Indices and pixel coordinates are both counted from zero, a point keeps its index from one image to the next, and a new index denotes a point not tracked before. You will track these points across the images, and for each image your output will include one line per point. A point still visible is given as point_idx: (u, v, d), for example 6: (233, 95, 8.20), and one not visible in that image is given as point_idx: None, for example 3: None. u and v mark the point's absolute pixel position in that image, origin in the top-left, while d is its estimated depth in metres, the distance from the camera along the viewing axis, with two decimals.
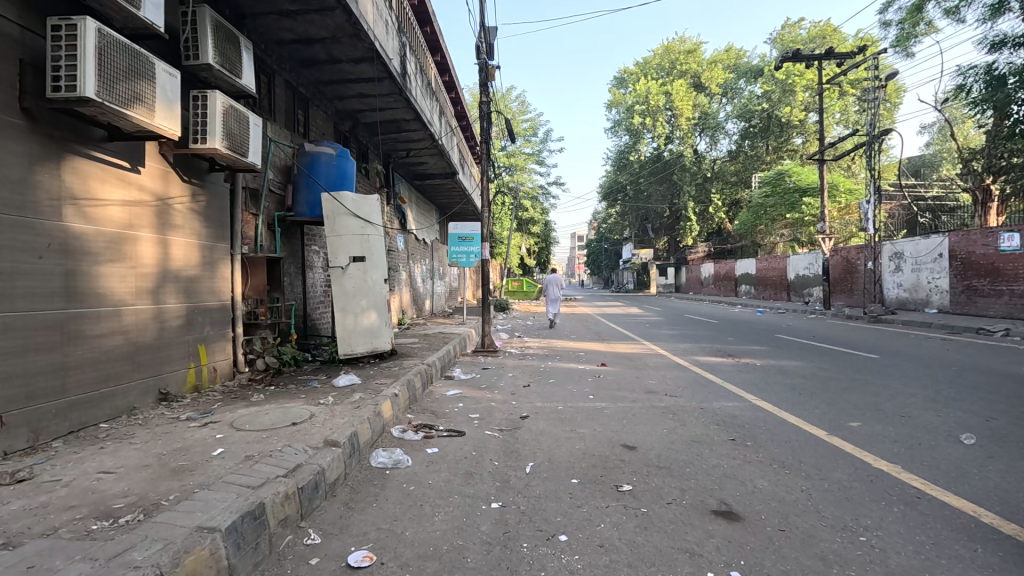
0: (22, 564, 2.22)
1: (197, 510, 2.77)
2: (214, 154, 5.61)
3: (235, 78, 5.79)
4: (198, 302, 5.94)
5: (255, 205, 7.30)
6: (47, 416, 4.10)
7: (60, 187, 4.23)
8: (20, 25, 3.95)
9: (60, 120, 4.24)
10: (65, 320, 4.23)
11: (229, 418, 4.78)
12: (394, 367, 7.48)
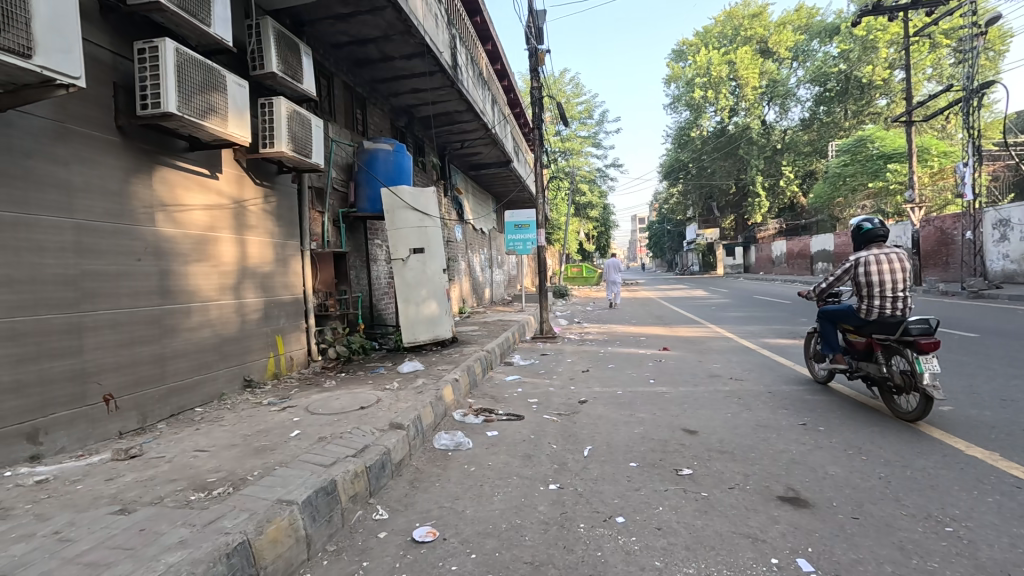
0: (135, 528, 2.53)
1: (277, 485, 3.04)
2: (281, 157, 5.99)
3: (297, 84, 6.13)
4: (274, 296, 6.41)
5: (321, 203, 7.72)
6: (152, 400, 4.62)
7: (151, 195, 4.70)
8: (112, 51, 4.38)
9: (149, 135, 4.70)
10: (162, 315, 4.73)
11: (305, 402, 5.15)
12: (455, 354, 7.71)
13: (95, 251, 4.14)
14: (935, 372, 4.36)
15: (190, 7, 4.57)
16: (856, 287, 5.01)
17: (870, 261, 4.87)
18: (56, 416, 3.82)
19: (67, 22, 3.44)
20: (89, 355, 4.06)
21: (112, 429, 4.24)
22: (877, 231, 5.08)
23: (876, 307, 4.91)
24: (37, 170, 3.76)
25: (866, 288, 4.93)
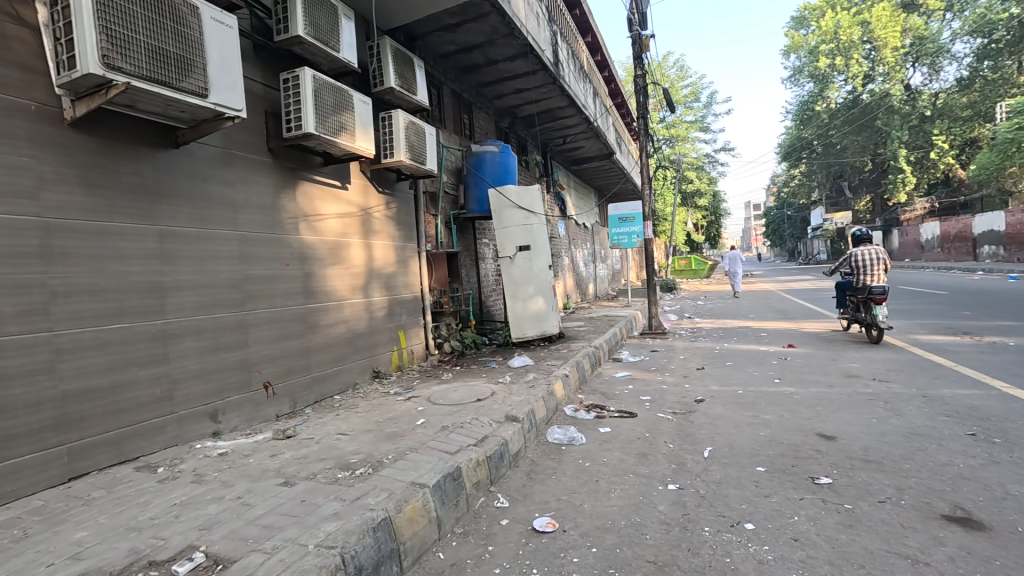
0: (298, 498, 2.92)
1: (410, 468, 3.31)
2: (399, 166, 6.46)
3: (412, 96, 6.57)
4: (396, 294, 6.94)
5: (434, 207, 8.20)
6: (300, 388, 5.26)
7: (295, 207, 5.33)
8: (263, 83, 5.04)
9: (293, 154, 5.34)
10: (306, 313, 5.36)
11: (427, 393, 5.53)
12: (563, 349, 7.77)
13: (254, 257, 4.80)
14: (885, 314, 7.88)
15: (323, 36, 5.11)
16: (853, 268, 8.33)
17: (861, 252, 8.23)
18: (229, 399, 4.50)
19: (230, 63, 4.01)
20: (252, 347, 4.73)
21: (271, 412, 4.89)
22: (867, 235, 8.51)
23: (862, 279, 8.24)
24: (210, 191, 4.44)
25: (858, 269, 8.24)
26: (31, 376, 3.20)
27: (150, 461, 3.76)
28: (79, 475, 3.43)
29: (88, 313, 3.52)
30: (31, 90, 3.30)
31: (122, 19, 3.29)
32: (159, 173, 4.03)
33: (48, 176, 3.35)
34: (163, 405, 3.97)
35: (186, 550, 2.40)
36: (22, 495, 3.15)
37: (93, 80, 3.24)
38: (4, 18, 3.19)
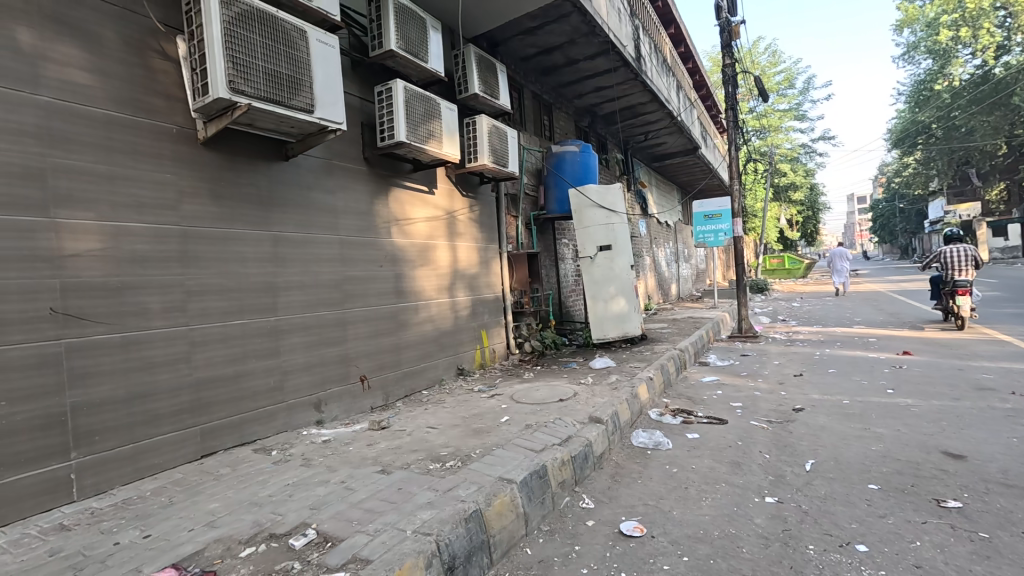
0: (395, 486, 3.09)
1: (497, 463, 3.41)
2: (482, 169, 6.63)
3: (495, 100, 6.72)
4: (479, 294, 7.13)
5: (515, 208, 8.33)
6: (392, 382, 5.57)
7: (387, 212, 5.65)
8: (360, 97, 5.40)
9: (386, 162, 5.67)
10: (397, 312, 5.67)
11: (510, 391, 5.63)
12: (645, 351, 7.57)
13: (352, 259, 5.17)
14: (968, 304, 9.02)
15: (413, 49, 5.38)
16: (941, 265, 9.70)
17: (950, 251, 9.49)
18: (330, 390, 4.87)
19: (333, 80, 4.35)
20: (350, 343, 5.09)
21: (366, 404, 5.23)
22: (959, 235, 9.55)
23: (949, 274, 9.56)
24: (314, 198, 4.83)
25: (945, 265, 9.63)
26: (172, 365, 3.68)
27: (265, 444, 4.17)
28: (208, 453, 3.88)
29: (216, 310, 3.97)
30: (172, 115, 3.78)
31: (244, 47, 3.68)
32: (272, 184, 4.45)
33: (185, 189, 3.82)
34: (276, 393, 4.38)
35: (300, 526, 2.64)
36: (165, 467, 3.61)
37: (222, 103, 3.65)
38: (152, 53, 3.69)
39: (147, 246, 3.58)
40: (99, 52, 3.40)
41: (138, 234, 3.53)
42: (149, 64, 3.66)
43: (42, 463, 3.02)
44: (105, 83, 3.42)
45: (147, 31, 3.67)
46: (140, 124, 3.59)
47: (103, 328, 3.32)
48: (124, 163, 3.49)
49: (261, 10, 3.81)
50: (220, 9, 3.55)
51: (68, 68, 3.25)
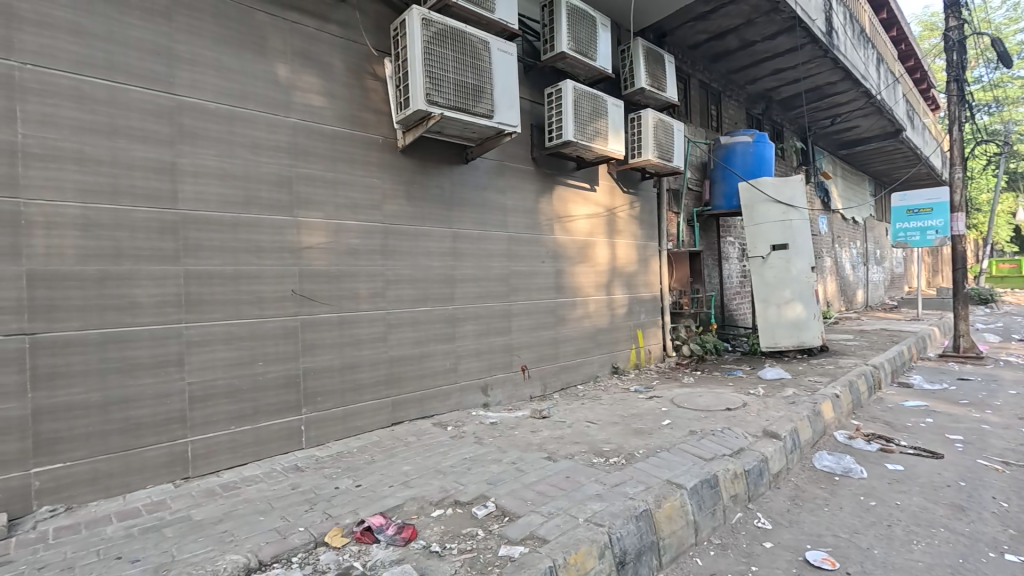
0: (563, 474, 3.21)
1: (664, 466, 3.33)
2: (645, 165, 6.48)
3: (661, 93, 6.50)
4: (636, 293, 6.99)
5: (677, 204, 7.98)
6: (550, 374, 5.77)
7: (551, 210, 5.84)
8: (531, 100, 5.64)
9: (551, 162, 5.85)
10: (556, 307, 5.84)
11: (669, 395, 5.44)
12: (827, 365, 6.68)
13: (519, 255, 5.46)
14: None
15: (583, 49, 5.46)
16: None
17: None
18: (496, 376, 5.22)
19: (510, 86, 4.63)
20: (514, 334, 5.40)
21: (527, 392, 5.50)
22: None
23: None
24: (488, 198, 5.20)
25: None
26: (373, 342, 4.28)
27: (442, 419, 4.63)
28: (398, 422, 4.44)
29: (407, 297, 4.52)
30: (380, 127, 4.38)
31: (438, 63, 4.11)
32: (454, 185, 4.90)
33: (387, 192, 4.41)
34: (451, 374, 4.84)
35: (481, 498, 2.89)
36: (366, 429, 4.23)
37: (419, 115, 4.12)
38: (367, 76, 4.32)
39: (358, 241, 4.21)
40: (330, 78, 4.09)
41: (352, 230, 4.18)
42: (364, 85, 4.29)
43: (282, 414, 3.76)
44: (333, 104, 4.10)
45: (364, 56, 4.30)
46: (356, 137, 4.23)
47: (326, 307, 4.00)
48: (344, 170, 4.15)
49: (453, 28, 4.22)
50: (421, 31, 4.03)
51: (309, 94, 3.96)
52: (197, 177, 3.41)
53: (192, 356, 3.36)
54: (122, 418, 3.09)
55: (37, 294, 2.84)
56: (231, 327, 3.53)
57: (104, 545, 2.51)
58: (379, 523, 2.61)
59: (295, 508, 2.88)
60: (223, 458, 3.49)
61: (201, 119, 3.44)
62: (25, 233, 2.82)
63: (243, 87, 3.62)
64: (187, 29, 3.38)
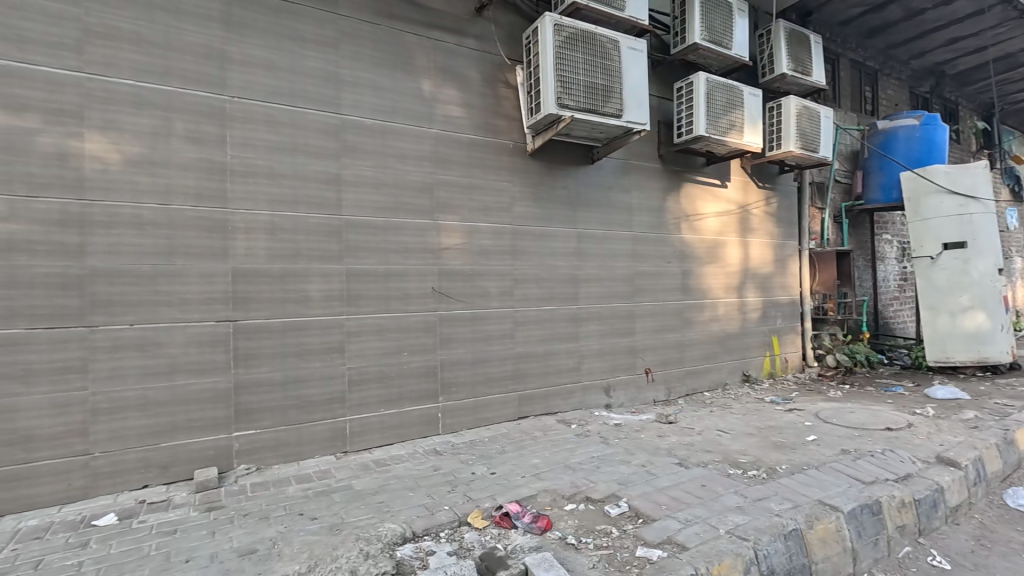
0: (698, 481, 3.10)
1: (814, 485, 3.06)
2: (785, 158, 5.97)
3: (806, 78, 5.95)
4: (772, 296, 6.47)
5: (821, 199, 7.24)
6: (676, 378, 5.56)
7: (678, 208, 5.63)
8: (658, 96, 5.50)
9: (680, 158, 5.64)
10: (683, 309, 5.62)
11: (813, 408, 4.95)
12: (1020, 387, 5.60)
13: (644, 256, 5.34)
14: None
15: (717, 38, 5.19)
16: None
17: None
18: (619, 377, 5.17)
19: (641, 83, 4.56)
20: (638, 335, 5.30)
21: (650, 396, 5.37)
22: None
23: None
24: (613, 197, 5.16)
25: None
26: (502, 338, 4.49)
27: (566, 416, 4.70)
28: (523, 416, 4.60)
29: (533, 296, 4.66)
30: (511, 133, 4.57)
31: (569, 67, 4.18)
32: (580, 186, 4.95)
33: (516, 194, 4.59)
34: (574, 373, 4.89)
35: (613, 497, 2.90)
36: (494, 421, 4.45)
37: (550, 118, 4.24)
38: (500, 84, 4.53)
39: (490, 242, 4.43)
40: (467, 89, 4.36)
41: (485, 232, 4.41)
42: (497, 93, 4.51)
43: (423, 401, 4.10)
44: (469, 113, 4.37)
45: (497, 66, 4.52)
46: (489, 143, 4.46)
47: (461, 304, 4.28)
48: (478, 175, 4.40)
49: (584, 31, 4.28)
50: (553, 37, 4.14)
51: (449, 105, 4.26)
52: (357, 186, 3.85)
53: (351, 344, 3.81)
54: (297, 395, 3.60)
55: (238, 288, 3.42)
56: (382, 320, 3.94)
57: (289, 502, 2.96)
58: (516, 510, 2.74)
59: (438, 488, 3.13)
60: (373, 437, 3.89)
61: (361, 134, 3.87)
62: (231, 238, 3.40)
63: (394, 103, 4.01)
64: (350, 56, 3.84)
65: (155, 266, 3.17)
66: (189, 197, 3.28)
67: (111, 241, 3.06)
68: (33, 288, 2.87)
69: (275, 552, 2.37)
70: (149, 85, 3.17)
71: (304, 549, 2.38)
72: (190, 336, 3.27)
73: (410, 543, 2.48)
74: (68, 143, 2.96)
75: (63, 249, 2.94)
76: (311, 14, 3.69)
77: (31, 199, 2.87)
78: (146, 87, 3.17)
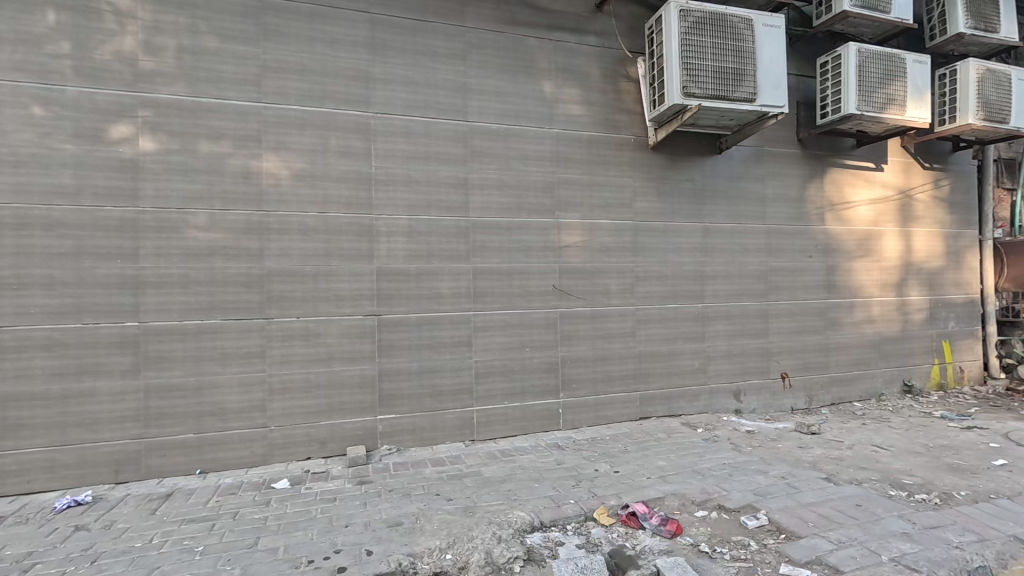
0: (852, 500, 2.79)
1: (1005, 517, 2.59)
2: (961, 132, 5.09)
3: (991, 36, 5.01)
4: (942, 295, 5.56)
5: (1010, 178, 6.05)
6: (818, 385, 5.03)
7: (822, 197, 5.08)
8: (798, 75, 5.01)
9: (823, 141, 5.09)
10: (827, 309, 5.06)
11: (1000, 428, 4.18)
12: None
13: (780, 250, 4.91)
14: None
15: (872, 2, 4.59)
16: None
17: None
18: (751, 382, 4.81)
19: (778, 63, 4.20)
20: (773, 337, 4.88)
21: (787, 403, 4.92)
22: None
23: None
24: (744, 188, 4.81)
25: None
26: (623, 336, 4.42)
27: (691, 420, 4.50)
28: (645, 417, 4.49)
29: (656, 294, 4.52)
30: (632, 127, 4.48)
31: (697, 53, 3.98)
32: (706, 177, 4.69)
33: (638, 190, 4.49)
34: (700, 375, 4.66)
35: (750, 508, 2.72)
36: (615, 420, 4.40)
37: (675, 109, 4.08)
38: (621, 78, 4.46)
39: (611, 239, 4.39)
40: (588, 87, 4.36)
41: (606, 229, 4.38)
42: (618, 88, 4.45)
43: (545, 396, 4.20)
44: (590, 110, 4.36)
45: (618, 60, 4.46)
46: (610, 139, 4.41)
47: (581, 301, 4.30)
48: (599, 172, 4.37)
49: (713, 13, 4.05)
50: (679, 24, 3.99)
51: (570, 104, 4.30)
52: (483, 189, 4.05)
53: (477, 339, 4.02)
54: (430, 385, 3.90)
55: (381, 286, 3.79)
56: (506, 317, 4.10)
57: (427, 482, 3.22)
58: (644, 510, 2.69)
59: (563, 481, 3.19)
60: (498, 428, 4.07)
61: (486, 139, 4.06)
62: (375, 241, 3.78)
63: (517, 106, 4.14)
64: (477, 65, 4.04)
65: (316, 267, 3.64)
66: (342, 206, 3.70)
67: (282, 246, 3.57)
68: (227, 285, 3.46)
69: (418, 526, 2.60)
70: (311, 109, 3.64)
71: (443, 527, 2.58)
72: (343, 328, 3.70)
73: (538, 532, 2.56)
74: (251, 163, 3.51)
75: (248, 252, 3.50)
76: (442, 29, 3.96)
77: (226, 212, 3.46)
78: (309, 111, 3.64)
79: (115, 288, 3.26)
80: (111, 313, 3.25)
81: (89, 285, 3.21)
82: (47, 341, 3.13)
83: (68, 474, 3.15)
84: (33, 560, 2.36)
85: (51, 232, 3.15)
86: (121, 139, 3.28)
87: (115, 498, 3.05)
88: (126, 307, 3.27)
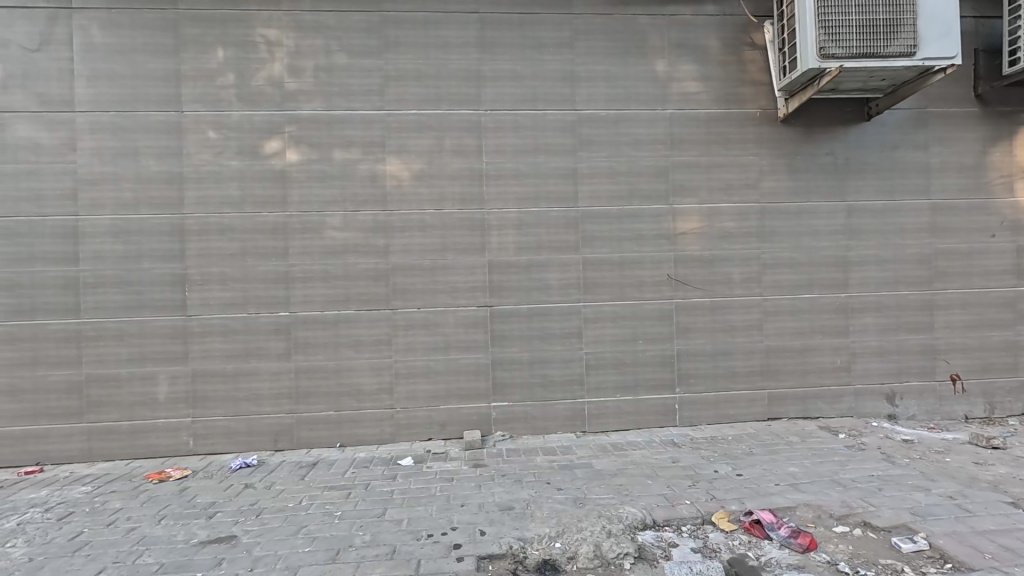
0: None
1: None
2: None
3: None
4: None
5: None
6: (1003, 391, 4.18)
7: (1011, 162, 4.17)
8: (975, 17, 4.16)
9: (1012, 95, 4.17)
10: (1017, 298, 4.17)
11: None
12: None
13: (948, 229, 4.14)
14: None
15: None
16: None
17: None
18: (909, 383, 4.15)
19: (948, 5, 3.52)
20: (939, 332, 4.15)
21: (959, 409, 4.16)
22: None
23: None
24: (901, 158, 4.13)
25: None
26: (748, 329, 4.08)
27: (831, 424, 4.01)
28: (775, 417, 4.10)
29: (788, 283, 4.08)
30: (758, 99, 4.07)
31: (839, 7, 3.49)
32: (850, 149, 4.10)
33: (765, 168, 4.08)
34: (843, 374, 4.12)
35: (905, 529, 2.36)
36: (739, 419, 4.08)
37: (811, 74, 3.63)
38: (744, 47, 4.07)
39: (733, 223, 4.06)
40: (706, 60, 4.05)
41: (727, 213, 4.05)
42: (741, 58, 4.06)
43: (660, 390, 4.03)
44: (708, 86, 4.05)
45: (741, 28, 4.07)
46: (731, 115, 4.06)
47: (700, 292, 4.04)
48: (719, 152, 4.05)
49: None
50: None
51: (685, 81, 4.03)
52: (592, 178, 3.98)
53: (588, 330, 3.98)
54: (542, 375, 3.95)
55: (493, 278, 3.91)
56: (618, 308, 4.00)
57: (538, 470, 3.28)
58: (770, 519, 2.46)
59: (679, 480, 3.05)
60: (611, 421, 4.00)
61: (595, 127, 3.98)
62: (488, 235, 3.91)
63: (628, 90, 3.99)
64: (585, 51, 3.96)
65: (435, 260, 3.87)
66: (456, 203, 3.89)
67: (404, 242, 3.85)
68: (360, 280, 3.82)
69: (529, 512, 2.66)
70: (428, 112, 3.86)
71: (554, 515, 2.61)
72: (458, 318, 3.89)
73: (651, 530, 2.48)
74: (377, 167, 3.83)
75: (375, 249, 3.83)
76: (550, 19, 3.94)
77: (357, 213, 3.82)
78: (426, 114, 3.86)
79: (271, 283, 3.77)
80: (268, 304, 3.77)
81: (252, 280, 3.76)
82: (223, 327, 3.73)
83: (240, 439, 3.75)
84: (215, 508, 2.86)
85: (224, 236, 3.74)
86: (273, 153, 3.77)
87: (274, 463, 3.56)
88: (280, 299, 3.78)
